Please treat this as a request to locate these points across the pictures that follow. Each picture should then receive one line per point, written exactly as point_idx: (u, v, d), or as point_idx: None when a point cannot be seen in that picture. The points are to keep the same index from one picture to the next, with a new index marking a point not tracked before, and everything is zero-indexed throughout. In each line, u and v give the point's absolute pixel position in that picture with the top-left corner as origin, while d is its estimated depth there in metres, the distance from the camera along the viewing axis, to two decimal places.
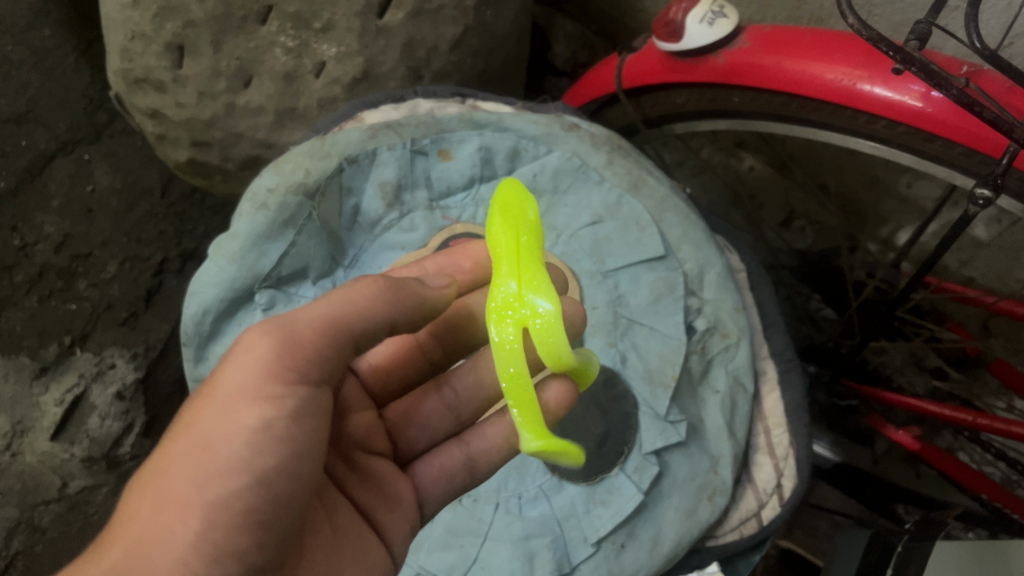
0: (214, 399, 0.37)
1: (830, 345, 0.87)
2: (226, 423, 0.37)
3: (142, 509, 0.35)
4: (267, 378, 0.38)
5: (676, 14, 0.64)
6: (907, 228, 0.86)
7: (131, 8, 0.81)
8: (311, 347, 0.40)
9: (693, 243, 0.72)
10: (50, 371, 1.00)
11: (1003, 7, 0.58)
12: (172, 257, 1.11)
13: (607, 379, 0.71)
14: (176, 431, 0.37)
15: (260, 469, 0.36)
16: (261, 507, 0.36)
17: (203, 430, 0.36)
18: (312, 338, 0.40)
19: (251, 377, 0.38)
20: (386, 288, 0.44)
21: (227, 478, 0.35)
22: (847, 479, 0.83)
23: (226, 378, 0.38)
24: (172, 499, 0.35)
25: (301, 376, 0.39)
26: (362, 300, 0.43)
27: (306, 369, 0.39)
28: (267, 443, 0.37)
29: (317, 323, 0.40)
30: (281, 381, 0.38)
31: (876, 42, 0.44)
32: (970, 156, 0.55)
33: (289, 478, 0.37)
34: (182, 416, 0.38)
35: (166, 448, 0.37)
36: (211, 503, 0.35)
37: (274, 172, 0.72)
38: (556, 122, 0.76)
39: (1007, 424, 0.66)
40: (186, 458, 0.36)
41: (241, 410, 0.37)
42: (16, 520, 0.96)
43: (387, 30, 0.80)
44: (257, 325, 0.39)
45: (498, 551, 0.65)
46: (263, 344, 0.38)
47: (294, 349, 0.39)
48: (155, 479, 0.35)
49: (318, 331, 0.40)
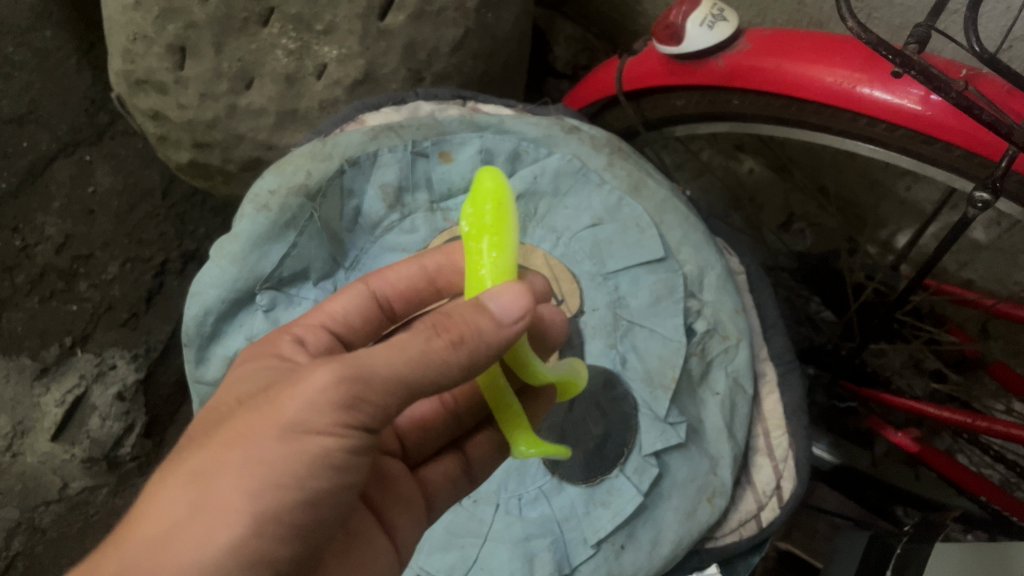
0: (277, 423, 0.35)
1: (830, 347, 0.88)
2: (286, 445, 0.35)
3: (181, 506, 0.33)
4: (337, 417, 0.36)
5: (676, 17, 0.65)
6: (906, 231, 0.86)
7: (133, 10, 0.82)
8: (384, 398, 0.37)
9: (693, 245, 0.73)
10: (51, 372, 1.00)
11: (1002, 11, 0.58)
12: (173, 258, 1.12)
13: (607, 380, 0.71)
14: (229, 436, 0.35)
15: (310, 492, 0.36)
16: (301, 526, 0.36)
17: (263, 447, 0.35)
18: (388, 391, 0.36)
19: (320, 414, 0.35)
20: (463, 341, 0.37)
21: (276, 497, 0.35)
22: (847, 482, 0.83)
23: (294, 408, 0.35)
24: (216, 506, 0.34)
25: (369, 421, 0.37)
26: (439, 359, 0.37)
27: (375, 418, 0.37)
28: (321, 471, 0.36)
29: (396, 375, 0.36)
30: (352, 422, 0.36)
31: (875, 45, 0.45)
32: (969, 158, 0.55)
33: (333, 500, 0.37)
34: (235, 421, 0.36)
35: (214, 453, 0.35)
36: (257, 519, 0.34)
37: (275, 174, 0.72)
38: (556, 125, 0.77)
39: (1007, 427, 0.66)
40: (238, 470, 0.34)
41: (306, 441, 0.35)
42: (16, 520, 0.97)
43: (388, 32, 0.81)
44: (335, 359, 0.36)
45: (498, 552, 0.66)
46: (338, 389, 0.35)
47: (369, 395, 0.36)
48: (200, 481, 0.34)
49: (393, 383, 0.36)
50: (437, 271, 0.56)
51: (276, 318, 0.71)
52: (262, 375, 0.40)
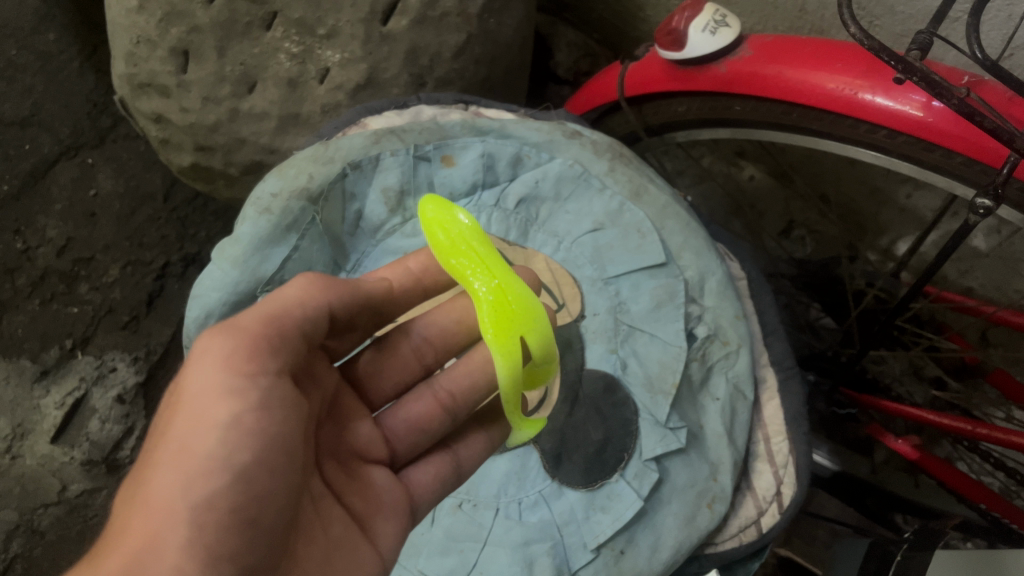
0: (181, 403, 0.37)
1: (830, 354, 0.87)
2: (193, 422, 0.37)
3: (132, 523, 0.34)
4: (228, 375, 0.38)
5: (679, 23, 0.65)
6: (906, 238, 0.87)
7: (137, 13, 0.82)
8: (263, 343, 0.40)
9: (693, 250, 0.73)
10: (50, 374, 1.00)
11: (1003, 20, 0.59)
12: (174, 261, 1.11)
13: (607, 386, 0.71)
14: (153, 445, 0.37)
15: (240, 464, 0.36)
16: (246, 500, 0.36)
17: (178, 434, 0.36)
18: (257, 329, 0.40)
19: (211, 376, 0.38)
20: (318, 285, 0.45)
21: (206, 480, 0.35)
22: (847, 488, 0.84)
23: (190, 381, 0.38)
24: (155, 507, 0.34)
25: (262, 368, 0.39)
26: (293, 298, 0.43)
27: (264, 361, 0.40)
28: (239, 440, 0.37)
29: (260, 317, 0.41)
30: (243, 374, 0.38)
31: (877, 51, 0.45)
32: (971, 165, 0.55)
33: (268, 473, 0.37)
34: (157, 429, 0.38)
35: (144, 463, 0.37)
36: (196, 506, 0.35)
37: (278, 177, 0.72)
38: (558, 130, 0.77)
39: (1006, 434, 0.66)
40: (164, 465, 0.35)
41: (207, 409, 0.37)
42: (15, 523, 0.96)
43: (391, 36, 0.81)
44: (209, 330, 0.40)
45: (498, 557, 0.65)
46: (217, 342, 0.39)
47: (245, 343, 0.39)
48: (139, 491, 0.35)
49: (262, 322, 0.41)
50: (422, 272, 0.57)
51: None
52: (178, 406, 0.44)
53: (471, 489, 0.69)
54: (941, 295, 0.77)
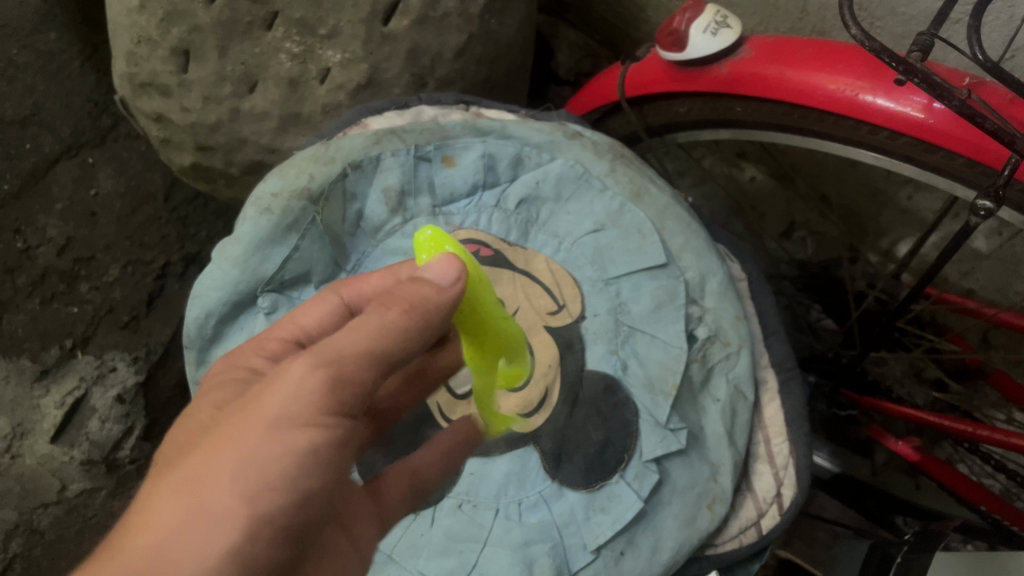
0: (260, 418, 0.36)
1: (829, 355, 0.86)
2: (274, 443, 0.36)
3: (183, 516, 0.34)
4: (316, 410, 0.37)
5: (680, 23, 0.65)
6: (907, 239, 0.86)
7: (138, 13, 0.82)
8: (354, 382, 0.39)
9: (694, 251, 0.73)
10: (50, 374, 1.00)
11: (1004, 21, 0.59)
12: (174, 261, 1.12)
13: (608, 387, 0.70)
14: (217, 442, 0.36)
15: (303, 490, 0.37)
16: (299, 523, 0.37)
17: (252, 446, 0.36)
18: (355, 369, 0.39)
19: (299, 404, 0.37)
20: (412, 316, 0.41)
21: (271, 499, 0.35)
22: (847, 490, 0.83)
23: (273, 401, 0.37)
24: (214, 510, 0.34)
25: (349, 409, 0.39)
26: (396, 326, 0.40)
27: (352, 401, 0.39)
28: (311, 469, 0.37)
29: (361, 353, 0.39)
30: (331, 411, 0.38)
31: (878, 52, 0.45)
32: (972, 167, 0.55)
33: (325, 500, 0.38)
34: (222, 427, 0.37)
35: (201, 457, 0.36)
36: (256, 518, 0.34)
37: (279, 177, 0.72)
38: (559, 130, 0.77)
39: (1007, 436, 0.65)
40: (231, 471, 0.35)
41: (288, 434, 0.36)
42: (15, 522, 0.96)
43: (392, 36, 0.81)
44: (305, 353, 0.38)
45: (498, 557, 0.64)
46: (309, 372, 0.38)
47: (339, 382, 0.38)
48: (194, 485, 0.34)
49: (358, 360, 0.39)
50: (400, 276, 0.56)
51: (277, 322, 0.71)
52: (230, 390, 0.42)
53: (471, 489, 0.68)
54: (941, 297, 0.78)
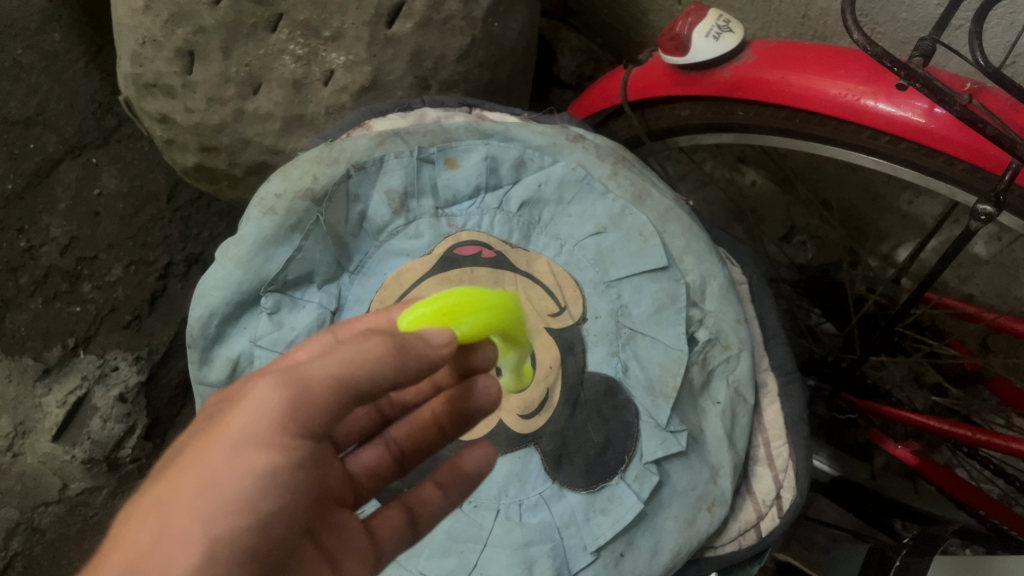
0: (223, 439, 0.35)
1: (830, 360, 0.85)
2: (233, 463, 0.34)
3: (140, 535, 0.32)
4: (276, 428, 0.35)
5: (682, 28, 0.66)
6: (907, 244, 0.88)
7: (143, 14, 0.83)
8: (319, 409, 0.36)
9: (695, 255, 0.74)
10: (53, 372, 1.00)
11: (1005, 27, 0.59)
12: (177, 261, 1.11)
13: (608, 388, 0.70)
14: (181, 463, 0.34)
15: (264, 512, 0.34)
16: (260, 545, 0.34)
17: (213, 465, 0.34)
18: (320, 391, 0.36)
19: (261, 425, 0.35)
20: (397, 351, 0.38)
21: (230, 518, 0.33)
22: (847, 494, 0.83)
23: (236, 421, 0.35)
24: (172, 531, 0.32)
25: (313, 428, 0.36)
26: (370, 357, 0.37)
27: (316, 421, 0.36)
28: (270, 488, 0.35)
29: (329, 379, 0.36)
30: (295, 430, 0.36)
31: (881, 58, 0.46)
32: (973, 172, 0.55)
33: (286, 522, 0.36)
34: (188, 448, 0.35)
35: (165, 477, 0.34)
36: (214, 539, 0.32)
37: (282, 178, 0.73)
38: (562, 133, 0.78)
39: (1006, 440, 0.66)
40: (190, 492, 0.33)
41: (248, 454, 0.34)
42: (16, 520, 0.96)
43: (396, 39, 0.82)
44: (268, 371, 0.36)
45: (499, 558, 0.64)
46: (273, 394, 0.35)
47: (303, 402, 0.36)
48: (155, 505, 0.33)
49: (324, 385, 0.36)
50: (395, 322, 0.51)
51: (281, 321, 0.71)
52: None
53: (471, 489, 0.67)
54: (942, 301, 0.77)
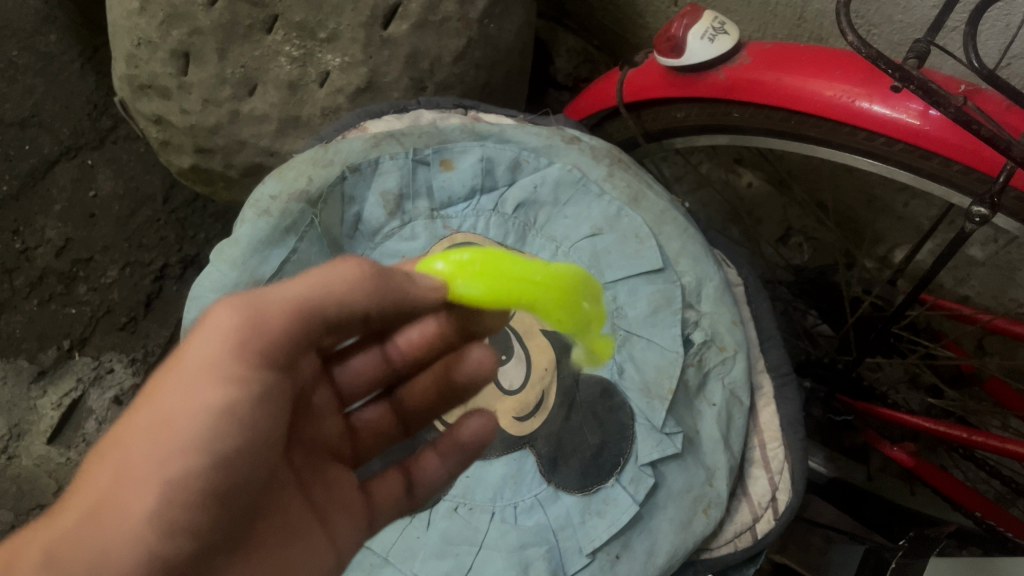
0: (180, 373, 0.35)
1: (826, 361, 0.85)
2: (188, 397, 0.35)
3: (102, 474, 0.33)
4: (232, 361, 0.36)
5: (678, 29, 0.66)
6: (902, 247, 0.88)
7: (138, 16, 0.83)
8: (277, 333, 0.39)
9: (691, 256, 0.73)
10: (48, 375, 1.01)
11: (1000, 29, 0.59)
12: (172, 262, 1.09)
13: (603, 391, 0.70)
14: (139, 402, 0.35)
15: (222, 450, 0.35)
16: (220, 487, 0.35)
17: (168, 401, 0.35)
18: (277, 319, 0.39)
19: (218, 355, 0.36)
20: (371, 275, 0.43)
21: (187, 458, 0.34)
22: (845, 496, 0.85)
23: (192, 355, 0.36)
24: (132, 469, 0.33)
25: (270, 361, 0.38)
26: (340, 283, 0.42)
27: (272, 353, 0.38)
28: (228, 427, 0.35)
29: (287, 305, 0.39)
30: (251, 364, 0.37)
31: (875, 59, 0.46)
32: (968, 174, 0.55)
33: (246, 461, 0.36)
34: (147, 385, 0.36)
35: (124, 420, 0.35)
36: (170, 480, 0.33)
37: (277, 180, 0.73)
38: (557, 135, 0.78)
39: (1002, 442, 0.65)
40: (146, 429, 0.34)
41: (206, 388, 0.35)
42: (10, 523, 0.95)
43: (391, 41, 0.81)
44: (223, 300, 0.38)
45: (493, 560, 0.64)
46: (230, 321, 0.37)
47: (258, 333, 0.38)
48: (116, 446, 0.34)
49: (283, 313, 0.39)
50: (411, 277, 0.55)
51: None
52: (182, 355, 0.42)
53: (467, 492, 0.67)
54: (937, 303, 0.78)
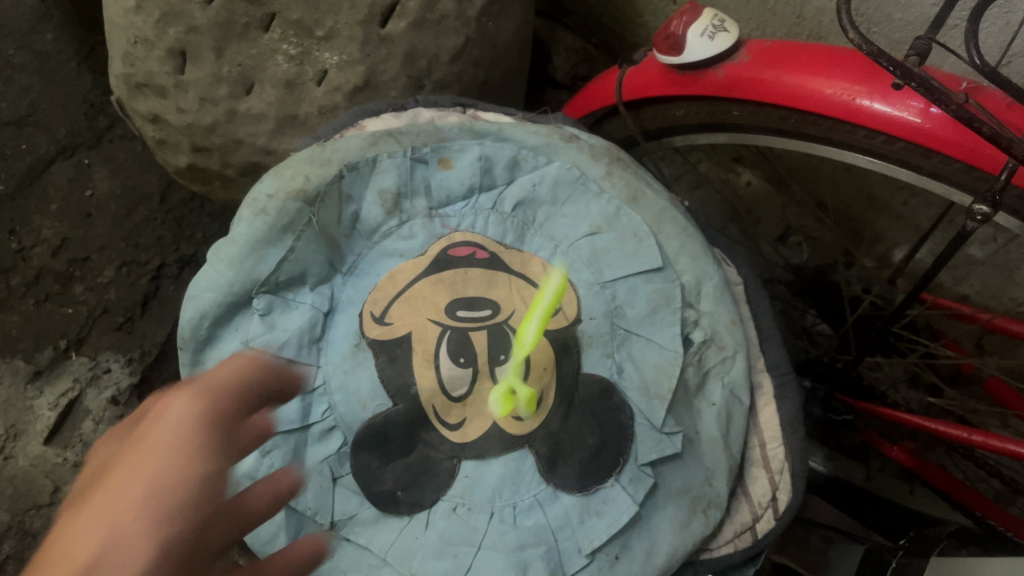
0: (153, 450, 0.38)
1: (825, 360, 0.85)
2: (166, 468, 0.37)
3: (87, 545, 0.34)
4: (210, 431, 0.40)
5: (677, 27, 0.66)
6: (901, 246, 0.88)
7: (134, 14, 0.83)
8: (237, 402, 0.42)
9: (690, 255, 0.73)
10: (44, 375, 1.00)
11: (1001, 27, 0.59)
12: (170, 262, 1.10)
13: (603, 389, 0.68)
14: (113, 478, 0.37)
15: (203, 512, 0.38)
16: (202, 546, 0.37)
17: (152, 469, 0.37)
18: (237, 389, 0.42)
19: (192, 428, 0.39)
20: (262, 364, 0.44)
21: (171, 521, 0.36)
22: (845, 496, 0.84)
23: (165, 429, 0.38)
24: (119, 537, 0.35)
25: (237, 430, 0.41)
26: (255, 372, 0.43)
27: (236, 422, 0.41)
28: (213, 490, 0.38)
29: (233, 379, 0.42)
30: (223, 431, 0.40)
31: (877, 56, 0.46)
32: (969, 172, 0.55)
33: (224, 522, 0.39)
34: (118, 463, 0.38)
35: (105, 492, 0.37)
36: (161, 542, 0.35)
37: (274, 179, 0.72)
38: (556, 133, 0.78)
39: (1003, 442, 0.65)
40: (130, 499, 0.36)
41: (186, 457, 0.38)
42: (6, 524, 0.93)
43: (389, 39, 0.81)
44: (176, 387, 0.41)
45: (492, 562, 0.63)
46: (191, 399, 0.40)
47: (220, 405, 0.41)
48: (99, 515, 0.35)
49: (241, 386, 0.42)
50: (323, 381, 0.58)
51: (273, 323, 0.70)
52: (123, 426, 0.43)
53: (465, 492, 0.65)
54: (937, 302, 0.77)
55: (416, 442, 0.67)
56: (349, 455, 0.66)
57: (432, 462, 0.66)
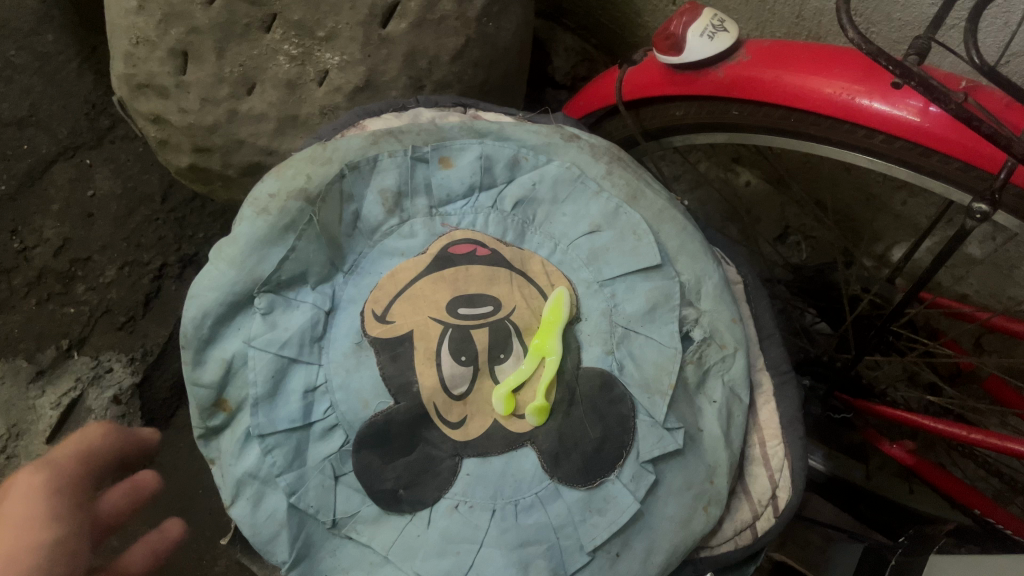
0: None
1: (824, 359, 0.84)
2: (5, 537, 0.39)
3: None
4: (53, 500, 0.43)
5: (677, 27, 0.66)
6: (902, 244, 0.88)
7: (136, 15, 0.83)
8: (69, 470, 0.46)
9: (690, 254, 0.74)
10: (46, 374, 1.00)
11: (999, 27, 0.60)
12: (171, 262, 1.10)
13: (603, 382, 0.69)
14: None
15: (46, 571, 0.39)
16: None
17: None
18: (62, 459, 0.46)
19: (32, 502, 0.42)
20: (114, 426, 0.53)
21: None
22: (844, 493, 0.85)
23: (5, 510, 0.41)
24: None
25: (74, 497, 0.45)
26: (95, 439, 0.50)
27: (72, 488, 0.45)
28: (54, 548, 0.40)
29: (71, 452, 0.47)
30: (62, 496, 0.43)
31: (876, 55, 0.46)
32: (967, 171, 0.55)
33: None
34: None
35: None
36: None
37: (276, 178, 0.73)
38: (556, 133, 0.79)
39: (1003, 441, 0.65)
40: None
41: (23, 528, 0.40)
42: None
43: (390, 40, 0.81)
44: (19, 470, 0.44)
45: (494, 559, 0.63)
46: (34, 475, 0.43)
47: (59, 472, 0.45)
48: None
49: (58, 459, 0.46)
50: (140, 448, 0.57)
51: (274, 322, 0.69)
52: None
53: (467, 490, 0.66)
54: (937, 301, 0.77)
55: (417, 440, 0.67)
56: (351, 454, 0.66)
57: (434, 461, 0.66)
